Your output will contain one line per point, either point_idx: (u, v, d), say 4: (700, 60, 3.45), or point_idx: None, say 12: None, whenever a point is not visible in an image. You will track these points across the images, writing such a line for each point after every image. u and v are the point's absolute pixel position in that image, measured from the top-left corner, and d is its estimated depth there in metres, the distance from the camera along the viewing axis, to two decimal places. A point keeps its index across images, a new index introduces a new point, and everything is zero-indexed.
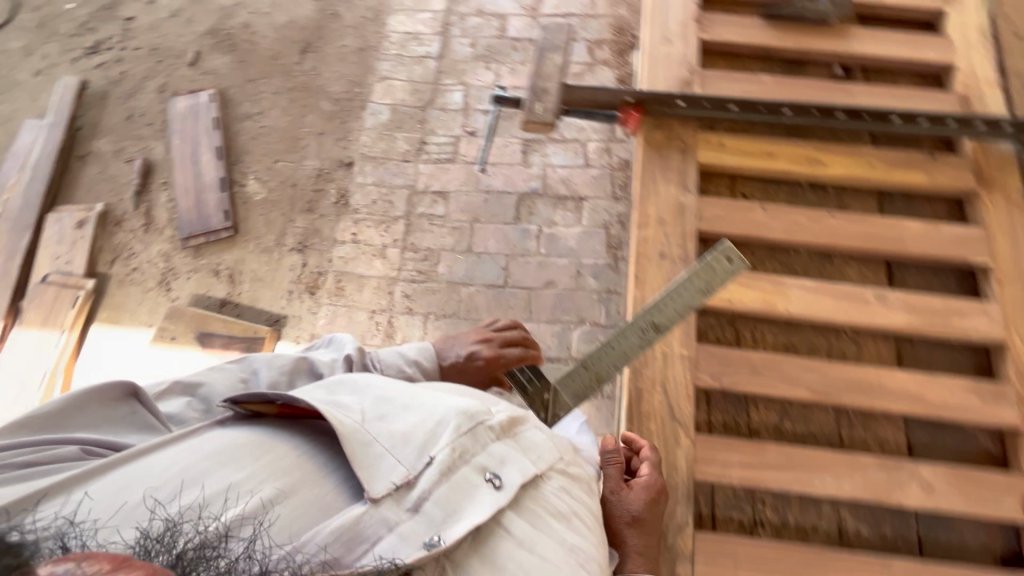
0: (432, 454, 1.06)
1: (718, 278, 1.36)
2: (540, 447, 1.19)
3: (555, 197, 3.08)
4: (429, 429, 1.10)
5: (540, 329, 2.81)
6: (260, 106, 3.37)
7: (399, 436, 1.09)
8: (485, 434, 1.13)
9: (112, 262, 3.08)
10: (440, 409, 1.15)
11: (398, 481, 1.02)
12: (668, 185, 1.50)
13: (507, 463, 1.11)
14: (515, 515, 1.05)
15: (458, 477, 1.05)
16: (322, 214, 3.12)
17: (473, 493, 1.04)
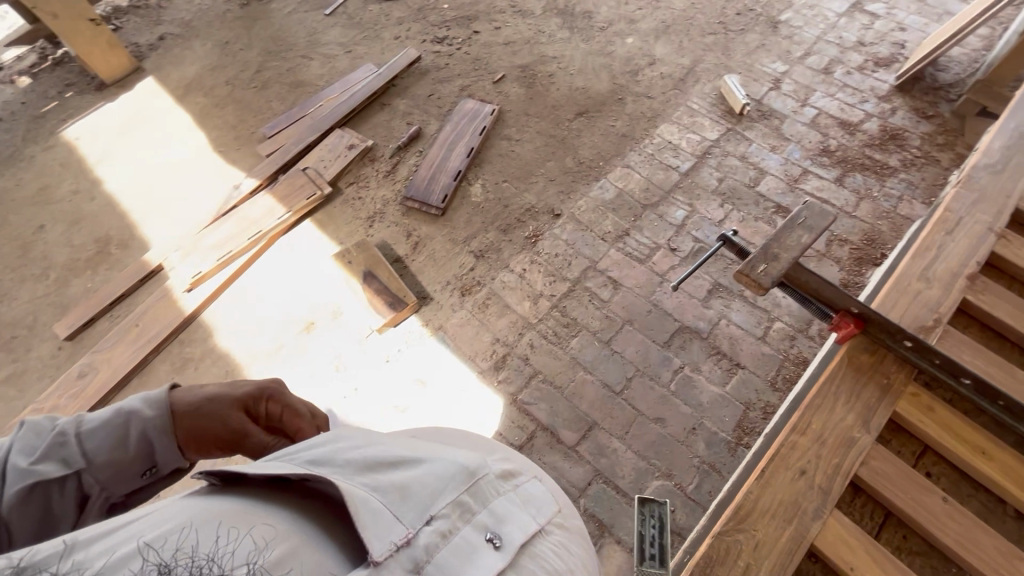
0: (432, 515, 1.03)
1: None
2: (534, 504, 1.19)
3: (714, 348, 2.96)
4: (434, 485, 1.07)
5: (624, 455, 2.69)
6: (520, 136, 3.86)
7: (399, 493, 1.04)
8: (479, 495, 1.10)
9: (350, 184, 3.73)
10: (436, 466, 1.11)
11: (398, 541, 0.97)
12: (846, 410, 1.37)
13: (504, 524, 1.09)
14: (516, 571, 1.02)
15: (457, 539, 1.02)
16: (510, 240, 3.41)
17: (472, 559, 1.00)
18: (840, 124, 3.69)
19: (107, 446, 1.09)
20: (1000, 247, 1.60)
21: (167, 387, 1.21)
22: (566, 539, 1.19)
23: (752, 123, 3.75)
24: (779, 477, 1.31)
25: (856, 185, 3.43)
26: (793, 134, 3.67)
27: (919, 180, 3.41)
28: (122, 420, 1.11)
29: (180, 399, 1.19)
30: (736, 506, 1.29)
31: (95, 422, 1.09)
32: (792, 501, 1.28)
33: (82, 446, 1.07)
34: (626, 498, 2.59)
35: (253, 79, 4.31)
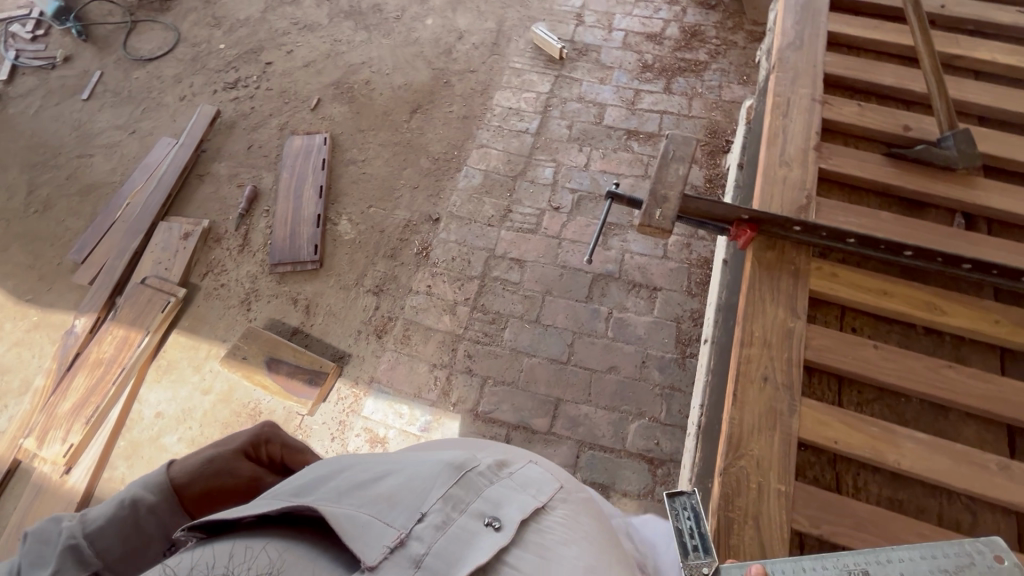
0: (424, 509, 0.88)
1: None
2: (535, 476, 1.02)
3: (629, 283, 3.09)
4: (420, 483, 0.92)
5: (596, 414, 2.76)
6: (365, 155, 3.63)
7: (383, 497, 0.89)
8: (474, 479, 0.95)
9: (204, 275, 3.29)
10: (422, 467, 0.95)
11: (390, 543, 0.83)
12: (776, 307, 1.48)
13: (504, 502, 0.93)
14: (525, 540, 0.89)
15: (455, 529, 0.87)
16: (402, 262, 3.26)
17: (470, 544, 0.85)
18: (647, 38, 3.91)
19: (118, 544, 0.90)
20: (827, 113, 1.79)
21: (161, 465, 1.02)
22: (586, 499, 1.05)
23: (574, 63, 3.84)
24: (749, 391, 1.39)
25: (683, 88, 3.68)
26: (613, 61, 3.83)
27: (728, 65, 3.74)
28: (126, 509, 0.93)
29: (177, 471, 1.01)
30: (728, 436, 1.35)
31: (97, 521, 0.90)
32: (768, 408, 1.36)
33: (93, 550, 0.88)
34: (615, 452, 2.68)
35: (28, 203, 3.58)
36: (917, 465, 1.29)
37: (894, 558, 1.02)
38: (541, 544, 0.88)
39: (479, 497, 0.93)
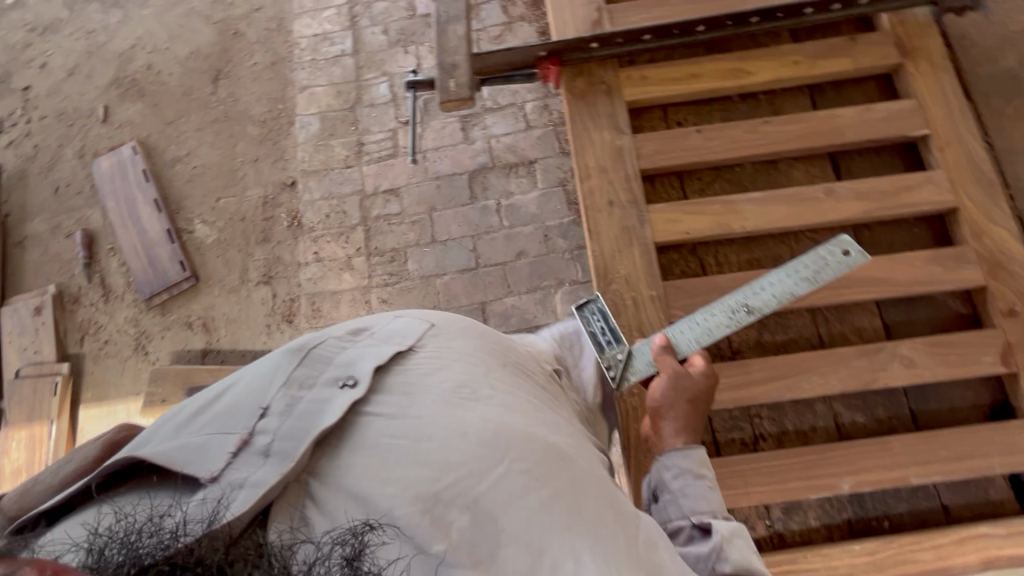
0: (265, 403, 1.00)
1: (830, 272, 1.23)
2: (393, 330, 1.21)
3: (505, 166, 3.03)
4: (262, 384, 1.04)
5: (521, 301, 2.83)
6: (187, 147, 3.24)
7: (223, 412, 0.99)
8: (317, 358, 1.09)
9: (81, 340, 3.00)
10: (265, 369, 1.07)
11: (235, 446, 0.94)
12: (601, 131, 1.47)
13: (356, 361, 1.10)
14: (380, 386, 1.08)
15: (306, 403, 1.01)
16: (278, 240, 3.06)
17: (321, 411, 1.00)
18: None
19: None
20: None
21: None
22: (444, 335, 1.23)
23: None
24: (600, 221, 1.42)
25: None
26: None
27: None
28: None
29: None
30: (595, 269, 1.39)
31: None
32: (621, 228, 1.40)
33: None
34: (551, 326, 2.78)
35: None
36: (761, 222, 1.39)
37: (765, 285, 1.27)
38: (401, 383, 1.09)
39: (325, 368, 1.07)
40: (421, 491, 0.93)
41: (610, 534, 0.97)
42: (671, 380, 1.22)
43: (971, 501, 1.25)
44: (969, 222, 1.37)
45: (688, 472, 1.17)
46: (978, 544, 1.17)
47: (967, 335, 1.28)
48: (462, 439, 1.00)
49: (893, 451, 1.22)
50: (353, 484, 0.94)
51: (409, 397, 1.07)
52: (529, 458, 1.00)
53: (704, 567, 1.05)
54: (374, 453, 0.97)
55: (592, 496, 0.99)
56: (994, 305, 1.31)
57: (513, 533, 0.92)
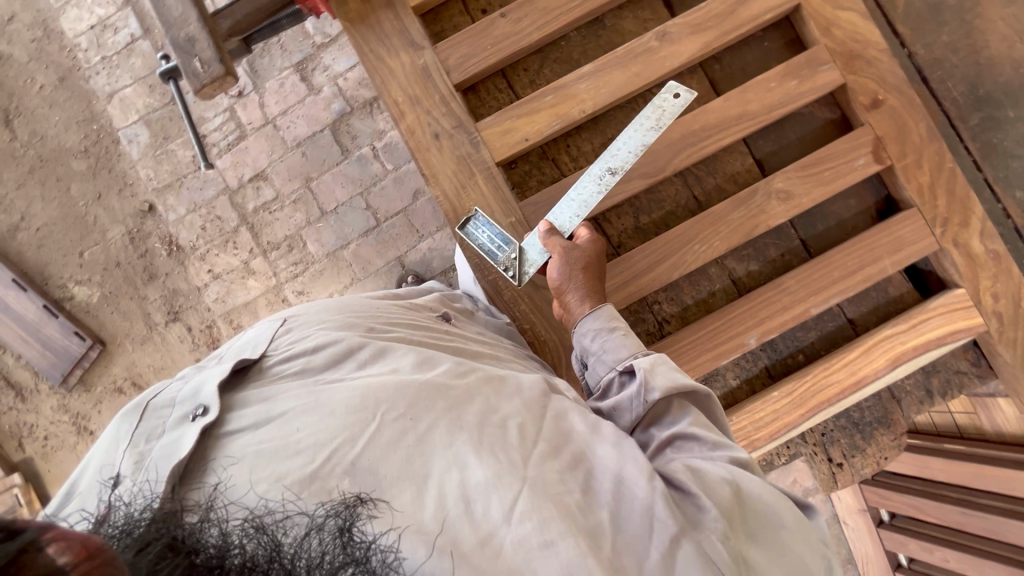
0: (113, 470, 0.70)
1: (670, 116, 1.17)
2: (245, 342, 0.88)
3: (365, 104, 2.63)
4: (98, 459, 0.73)
5: (438, 242, 2.60)
6: (18, 210, 2.81)
7: (77, 501, 0.69)
8: (157, 398, 0.77)
9: (20, 445, 2.82)
10: (102, 440, 0.76)
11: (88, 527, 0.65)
12: (397, 56, 1.25)
13: (199, 386, 0.78)
14: (241, 400, 0.77)
15: (153, 453, 0.70)
16: (166, 272, 2.76)
17: (174, 449, 0.70)
18: None
19: None
20: None
21: None
22: (307, 317, 0.92)
23: None
24: (433, 160, 1.24)
25: None
26: None
27: None
28: None
29: None
30: (445, 214, 1.25)
31: None
32: (457, 160, 1.24)
33: None
34: None
35: None
36: (599, 100, 1.22)
37: (620, 143, 1.18)
38: (262, 389, 0.78)
39: (166, 405, 0.76)
40: (295, 477, 0.66)
41: (500, 435, 0.74)
42: (562, 254, 1.10)
43: (875, 305, 1.25)
44: (815, 16, 1.22)
45: (603, 329, 1.02)
46: (885, 346, 1.18)
47: (834, 145, 1.20)
48: (332, 415, 0.72)
49: (787, 290, 1.20)
50: (228, 502, 0.66)
51: (275, 396, 0.76)
52: (402, 402, 0.74)
53: (637, 406, 0.90)
54: (248, 461, 0.69)
55: (475, 407, 0.77)
56: (857, 101, 1.21)
57: (397, 475, 0.68)
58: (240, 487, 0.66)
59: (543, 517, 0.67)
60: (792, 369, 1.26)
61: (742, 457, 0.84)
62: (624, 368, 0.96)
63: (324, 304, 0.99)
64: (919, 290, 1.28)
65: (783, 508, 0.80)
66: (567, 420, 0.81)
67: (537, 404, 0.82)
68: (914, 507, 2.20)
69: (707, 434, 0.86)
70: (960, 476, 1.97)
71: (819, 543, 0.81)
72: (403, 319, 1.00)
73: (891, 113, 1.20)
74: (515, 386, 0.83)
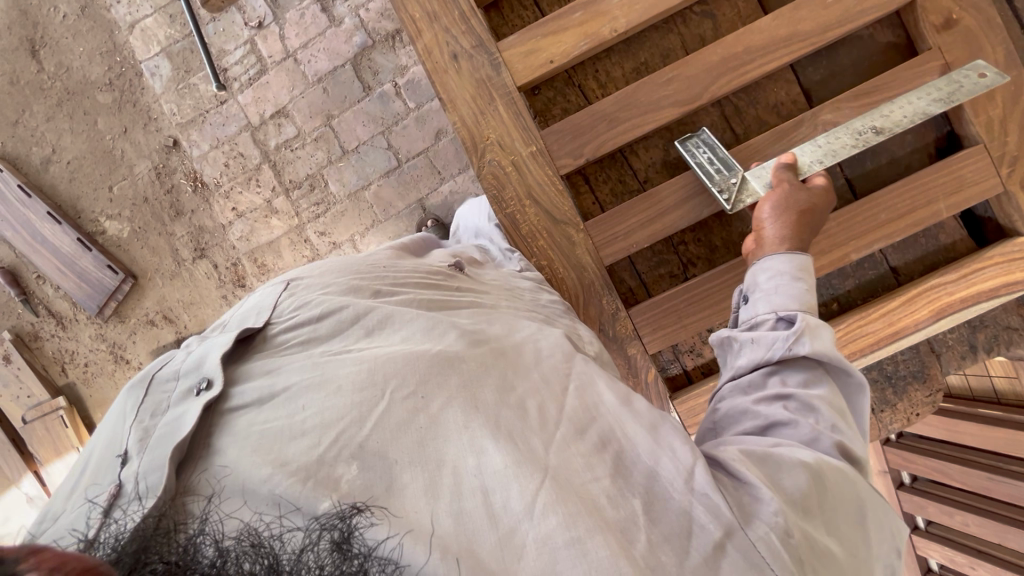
0: (122, 446, 0.63)
1: (965, 94, 1.03)
2: (249, 310, 0.82)
3: (387, 38, 2.51)
4: (106, 435, 0.67)
5: (459, 184, 2.53)
6: (49, 143, 2.84)
7: (84, 483, 0.63)
8: (162, 370, 0.70)
9: (63, 371, 2.97)
10: (107, 419, 0.70)
11: (102, 505, 0.59)
12: None
13: (203, 356, 0.72)
14: (245, 372, 0.71)
15: (159, 430, 0.63)
16: (192, 209, 2.79)
17: (178, 424, 0.64)
18: None
19: None
20: None
21: None
22: (312, 279, 0.86)
23: None
24: (452, 83, 1.17)
25: None
26: None
27: None
28: None
29: None
30: (462, 140, 1.18)
31: None
32: (476, 84, 1.16)
33: None
34: None
35: None
36: (633, 18, 1.12)
37: (895, 106, 1.06)
38: (267, 361, 0.72)
39: (170, 377, 0.69)
40: (301, 463, 0.60)
41: (519, 417, 0.68)
42: (774, 196, 1.00)
43: (923, 255, 1.16)
44: None
45: (786, 273, 0.91)
46: (931, 296, 1.10)
47: (895, 72, 1.08)
48: (339, 391, 0.66)
49: (827, 232, 1.11)
50: (236, 486, 0.59)
51: (280, 369, 0.70)
52: (413, 376, 0.68)
53: (778, 347, 0.82)
54: (250, 441, 0.63)
55: (491, 384, 0.70)
56: (926, 22, 1.07)
57: (410, 459, 0.62)
58: (234, 500, 0.59)
59: (569, 511, 0.60)
60: (824, 318, 1.20)
61: (849, 446, 0.75)
62: (784, 316, 0.86)
63: (329, 264, 0.94)
64: (974, 238, 1.17)
65: (865, 508, 0.73)
66: (594, 387, 0.75)
67: (558, 368, 0.77)
68: (937, 470, 2.15)
69: (827, 410, 0.76)
70: (991, 442, 1.90)
71: (889, 551, 0.75)
72: (411, 276, 0.93)
73: (965, 36, 1.07)
74: (534, 354, 0.78)
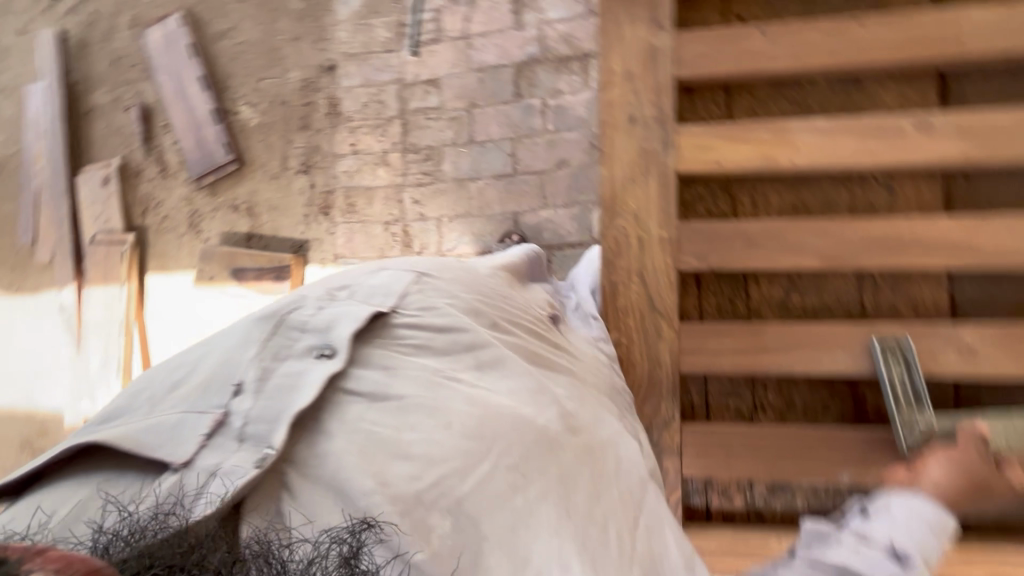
0: (237, 376, 0.60)
1: None
2: (376, 280, 0.79)
3: (558, 60, 2.54)
4: (221, 350, 0.63)
5: (557, 215, 2.56)
6: (230, 21, 3.06)
7: (181, 390, 0.60)
8: (293, 313, 0.68)
9: (144, 213, 3.16)
10: (221, 330, 0.67)
11: (205, 430, 0.56)
12: (633, 24, 1.19)
13: (335, 319, 0.69)
14: (367, 357, 0.68)
15: (278, 379, 0.61)
16: (317, 129, 2.93)
17: (299, 384, 0.61)
18: None
19: None
20: None
21: None
22: (439, 281, 0.85)
23: None
24: (617, 142, 1.20)
25: None
26: None
27: None
28: None
29: None
30: (601, 197, 1.20)
31: None
32: (639, 152, 1.18)
33: None
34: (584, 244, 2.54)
35: None
36: (813, 160, 1.12)
37: None
38: (389, 355, 0.69)
39: (298, 325, 0.66)
40: (406, 493, 0.59)
41: (600, 536, 0.68)
42: (951, 458, 0.95)
43: (1002, 516, 1.08)
44: None
45: (919, 517, 0.86)
46: (984, 561, 1.03)
47: None
48: (455, 432, 0.65)
49: None
50: (335, 488, 0.57)
51: (400, 372, 0.68)
52: (519, 448, 0.68)
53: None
54: (361, 441, 0.60)
55: (583, 486, 0.71)
56: None
57: (499, 541, 0.61)
58: (315, 504, 0.57)
59: None
60: None
61: None
62: (899, 550, 0.81)
63: (450, 267, 0.92)
64: None
65: None
66: (659, 538, 0.77)
67: (630, 493, 0.78)
68: None
69: None
70: None
71: None
72: (524, 319, 0.93)
73: None
74: (614, 463, 0.79)
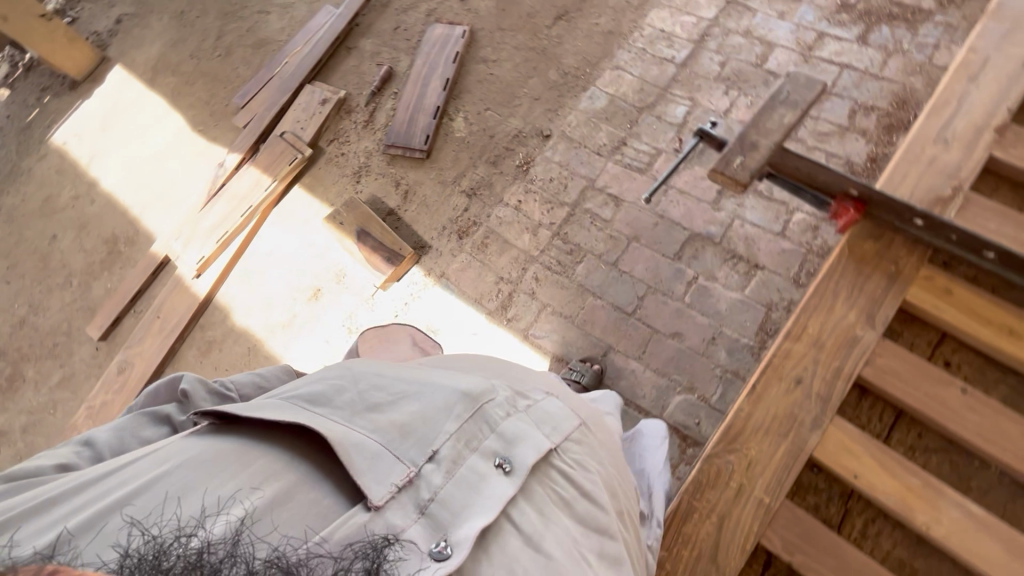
0: (437, 449, 0.83)
1: None
2: (550, 411, 0.95)
3: (727, 252, 2.39)
4: (430, 413, 0.87)
5: (642, 376, 2.29)
6: (497, 56, 3.22)
7: (396, 427, 0.85)
8: (493, 415, 0.88)
9: (331, 141, 3.33)
10: (435, 395, 0.90)
11: (399, 482, 0.79)
12: (848, 306, 1.27)
13: (518, 442, 0.86)
14: (530, 493, 0.84)
15: (463, 470, 0.82)
16: (502, 171, 2.90)
17: (479, 485, 0.81)
18: None
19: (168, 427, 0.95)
20: None
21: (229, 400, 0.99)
22: (593, 442, 0.99)
23: None
24: (773, 389, 1.26)
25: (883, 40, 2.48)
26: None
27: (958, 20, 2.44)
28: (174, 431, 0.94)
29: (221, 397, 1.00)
30: (728, 426, 1.26)
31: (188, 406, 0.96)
32: (787, 413, 1.24)
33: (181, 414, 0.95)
34: (645, 414, 2.23)
35: (216, 47, 3.77)
36: (950, 540, 1.10)
37: None
38: (544, 500, 0.85)
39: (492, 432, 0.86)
40: None
41: None
42: None
43: None
44: None
45: None
46: None
47: None
48: None
49: None
50: None
51: (549, 521, 0.83)
52: None
53: None
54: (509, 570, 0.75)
55: None
56: None
57: None
58: None
59: None
60: None
61: None
62: None
63: (600, 430, 1.06)
64: None
65: None
66: None
67: None
68: None
69: None
70: None
71: None
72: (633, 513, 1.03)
73: None
74: None
